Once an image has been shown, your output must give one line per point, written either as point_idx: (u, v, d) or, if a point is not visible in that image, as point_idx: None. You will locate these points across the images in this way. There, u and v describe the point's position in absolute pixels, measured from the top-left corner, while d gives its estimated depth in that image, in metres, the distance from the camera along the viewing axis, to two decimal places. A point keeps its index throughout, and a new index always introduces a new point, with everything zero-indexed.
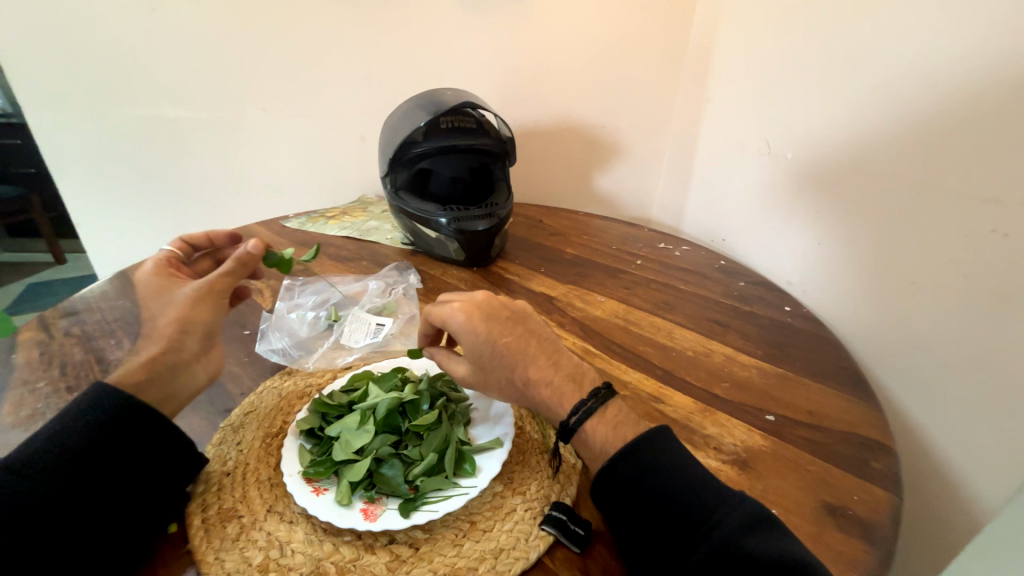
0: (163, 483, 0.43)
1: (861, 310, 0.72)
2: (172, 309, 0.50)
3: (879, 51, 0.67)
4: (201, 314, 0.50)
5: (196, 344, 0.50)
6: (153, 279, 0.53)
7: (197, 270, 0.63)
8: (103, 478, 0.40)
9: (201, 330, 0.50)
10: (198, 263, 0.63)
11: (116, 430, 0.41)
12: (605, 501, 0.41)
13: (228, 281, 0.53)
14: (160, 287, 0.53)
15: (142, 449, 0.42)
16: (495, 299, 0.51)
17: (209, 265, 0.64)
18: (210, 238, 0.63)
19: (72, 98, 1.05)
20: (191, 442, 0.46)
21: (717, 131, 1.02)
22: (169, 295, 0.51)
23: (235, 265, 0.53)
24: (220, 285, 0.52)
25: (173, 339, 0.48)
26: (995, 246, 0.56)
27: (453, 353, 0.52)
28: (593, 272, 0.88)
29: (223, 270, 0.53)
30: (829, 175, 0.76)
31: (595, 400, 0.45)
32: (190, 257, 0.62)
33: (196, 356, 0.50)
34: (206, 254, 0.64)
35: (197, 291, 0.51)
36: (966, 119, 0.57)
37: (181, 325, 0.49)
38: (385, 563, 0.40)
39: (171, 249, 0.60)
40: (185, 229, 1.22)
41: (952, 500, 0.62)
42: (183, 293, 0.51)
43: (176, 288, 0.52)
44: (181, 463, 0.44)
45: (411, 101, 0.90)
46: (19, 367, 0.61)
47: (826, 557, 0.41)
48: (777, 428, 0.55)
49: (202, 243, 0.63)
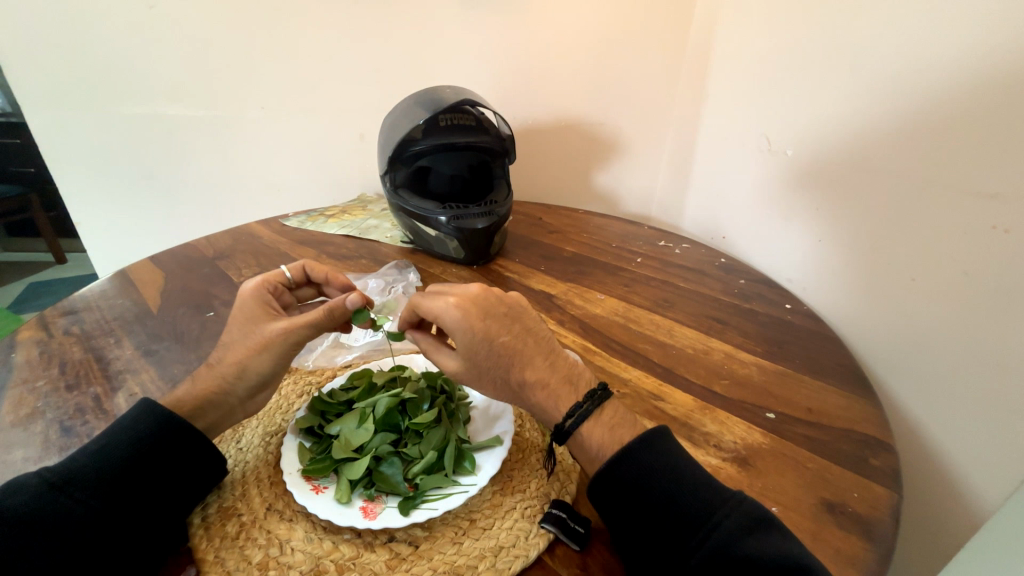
0: (186, 489, 0.43)
1: (860, 307, 0.72)
2: (244, 345, 0.49)
3: (880, 47, 0.66)
4: (261, 365, 0.48)
5: (245, 390, 0.49)
6: (249, 301, 0.52)
7: (297, 296, 0.61)
8: (120, 480, 0.40)
9: (257, 378, 0.49)
10: (304, 291, 0.62)
11: (140, 437, 0.42)
12: (602, 502, 0.41)
13: (307, 333, 0.49)
14: (251, 313, 0.51)
15: (166, 457, 0.42)
16: (492, 293, 0.48)
17: (309, 296, 0.62)
18: (328, 278, 0.61)
19: (72, 95, 1.05)
20: (207, 443, 0.45)
21: (717, 127, 1.02)
22: (255, 325, 0.50)
23: (324, 313, 0.49)
24: (299, 332, 0.49)
25: (228, 381, 0.48)
26: (994, 242, 0.55)
27: (442, 345, 0.50)
28: (593, 270, 0.88)
29: (314, 316, 0.49)
30: (829, 171, 0.76)
31: (591, 403, 0.44)
32: (300, 282, 0.61)
33: (243, 400, 0.49)
34: (314, 286, 0.62)
35: (278, 334, 0.49)
36: (967, 114, 0.57)
37: (240, 369, 0.48)
38: (384, 561, 0.40)
39: (289, 269, 0.60)
40: (184, 227, 1.22)
41: (953, 497, 0.62)
42: (268, 330, 0.49)
43: (264, 320, 0.51)
44: (192, 464, 0.44)
45: (410, 99, 0.89)
46: (19, 366, 0.61)
47: (826, 555, 0.41)
48: (776, 425, 0.55)
49: (319, 278, 0.61)
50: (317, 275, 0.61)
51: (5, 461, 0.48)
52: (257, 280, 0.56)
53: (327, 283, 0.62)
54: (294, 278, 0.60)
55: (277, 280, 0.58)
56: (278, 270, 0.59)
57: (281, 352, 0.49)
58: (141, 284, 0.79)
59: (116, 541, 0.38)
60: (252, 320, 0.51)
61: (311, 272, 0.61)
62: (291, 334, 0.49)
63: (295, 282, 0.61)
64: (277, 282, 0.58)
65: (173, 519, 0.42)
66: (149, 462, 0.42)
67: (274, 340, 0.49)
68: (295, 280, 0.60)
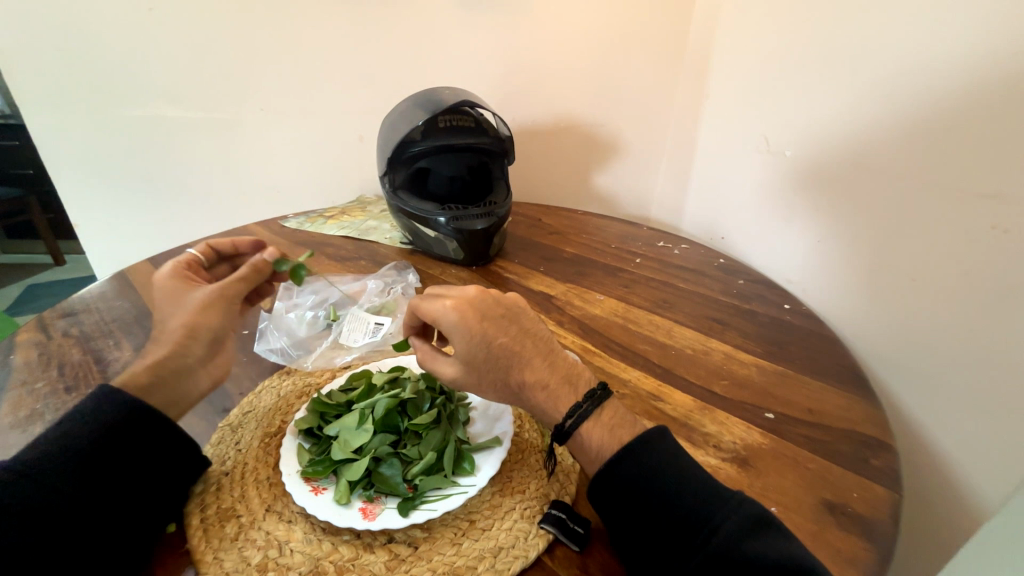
0: (171, 485, 0.43)
1: (859, 307, 0.72)
2: (182, 311, 0.49)
3: (879, 50, 0.67)
4: (208, 322, 0.49)
5: (200, 350, 0.49)
6: (169, 280, 0.52)
7: (213, 275, 0.61)
8: (101, 472, 0.39)
9: (210, 338, 0.49)
10: (219, 269, 0.62)
11: (111, 427, 0.41)
12: (601, 503, 0.41)
13: (241, 285, 0.53)
14: (175, 287, 0.52)
15: (137, 444, 0.42)
16: (488, 295, 0.48)
17: (226, 272, 0.63)
18: (235, 245, 0.62)
19: (71, 98, 1.04)
20: (170, 425, 0.44)
21: (716, 130, 1.02)
22: (184, 295, 0.51)
23: (251, 271, 0.54)
24: (234, 286, 0.53)
25: (178, 345, 0.48)
26: (995, 242, 0.55)
27: (440, 353, 0.50)
28: (592, 270, 0.88)
29: (241, 271, 0.54)
30: (828, 171, 0.76)
31: (591, 403, 0.44)
32: (212, 261, 0.61)
33: (202, 361, 0.49)
34: (225, 260, 0.62)
35: (213, 292, 0.51)
36: (969, 117, 0.57)
37: (188, 330, 0.48)
38: (384, 562, 0.40)
39: (195, 250, 0.59)
40: (183, 228, 1.22)
41: (955, 496, 0.62)
42: (199, 293, 0.51)
43: (189, 289, 0.52)
44: (165, 450, 0.43)
45: (408, 100, 0.89)
46: (17, 368, 0.61)
47: (827, 555, 0.41)
48: (776, 426, 0.55)
49: (227, 249, 0.62)
50: (224, 248, 0.62)
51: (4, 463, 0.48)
52: (169, 264, 0.55)
53: (236, 252, 0.63)
54: (205, 258, 0.60)
55: (191, 260, 0.58)
56: (185, 253, 0.58)
57: (222, 306, 0.51)
58: (140, 285, 0.78)
59: (97, 530, 0.38)
60: (178, 292, 0.51)
61: (219, 247, 0.61)
62: (226, 288, 0.52)
63: (207, 262, 0.60)
64: (191, 262, 0.57)
65: (161, 516, 0.42)
66: (122, 452, 0.41)
67: (212, 297, 0.51)
68: (206, 259, 0.60)
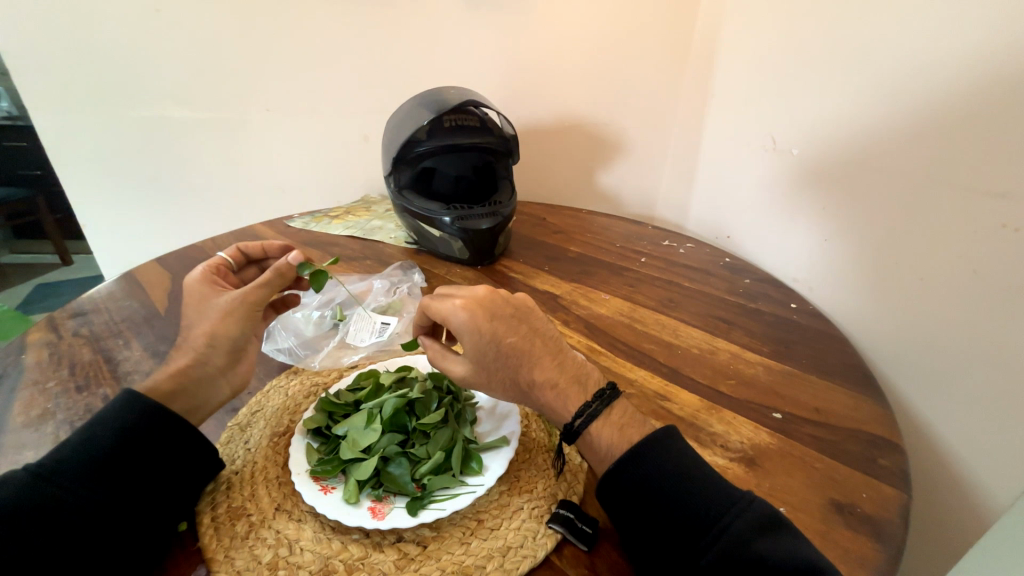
0: (182, 484, 0.43)
1: (867, 305, 0.72)
2: (206, 319, 0.51)
3: (886, 48, 0.66)
4: (228, 332, 0.50)
5: (221, 359, 0.50)
6: (198, 286, 0.54)
7: (241, 278, 0.62)
8: (112, 468, 0.40)
9: (228, 345, 0.50)
10: (248, 272, 0.63)
11: (125, 427, 0.42)
12: (610, 502, 0.41)
13: (262, 292, 0.53)
14: (202, 295, 0.53)
15: (150, 443, 0.42)
16: (497, 295, 0.48)
17: (255, 275, 0.64)
18: (263, 248, 0.63)
19: (79, 98, 1.05)
20: (185, 426, 0.45)
21: (721, 128, 1.02)
22: (210, 301, 0.52)
23: (273, 274, 0.54)
24: (256, 295, 0.52)
25: (200, 354, 0.49)
26: (1004, 239, 0.55)
27: (450, 352, 0.50)
28: (597, 270, 0.88)
29: (265, 278, 0.54)
30: (835, 169, 0.75)
31: (599, 403, 0.44)
32: (240, 264, 0.62)
33: (222, 370, 0.50)
34: (254, 263, 0.64)
35: (236, 300, 0.51)
36: (977, 113, 0.56)
37: (208, 339, 0.49)
38: (392, 560, 0.40)
39: (225, 253, 0.61)
40: (188, 227, 1.22)
41: (964, 495, 0.61)
42: (224, 300, 0.51)
43: (215, 296, 0.53)
44: (179, 450, 0.44)
45: (414, 100, 0.90)
46: (29, 367, 0.62)
47: (835, 555, 0.41)
48: (783, 425, 0.55)
49: (255, 252, 0.63)
50: (253, 252, 0.63)
51: (19, 462, 0.49)
52: (199, 269, 0.56)
53: (264, 255, 0.64)
54: (234, 261, 0.61)
55: (219, 264, 0.59)
56: (215, 256, 0.60)
57: (244, 315, 0.51)
58: (148, 285, 0.79)
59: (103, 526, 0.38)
60: (204, 298, 0.52)
61: (248, 251, 0.62)
62: (249, 295, 0.52)
63: (237, 266, 0.61)
64: (220, 266, 0.59)
65: (173, 517, 0.42)
66: (135, 450, 0.41)
67: (234, 305, 0.51)
68: (235, 263, 0.61)
